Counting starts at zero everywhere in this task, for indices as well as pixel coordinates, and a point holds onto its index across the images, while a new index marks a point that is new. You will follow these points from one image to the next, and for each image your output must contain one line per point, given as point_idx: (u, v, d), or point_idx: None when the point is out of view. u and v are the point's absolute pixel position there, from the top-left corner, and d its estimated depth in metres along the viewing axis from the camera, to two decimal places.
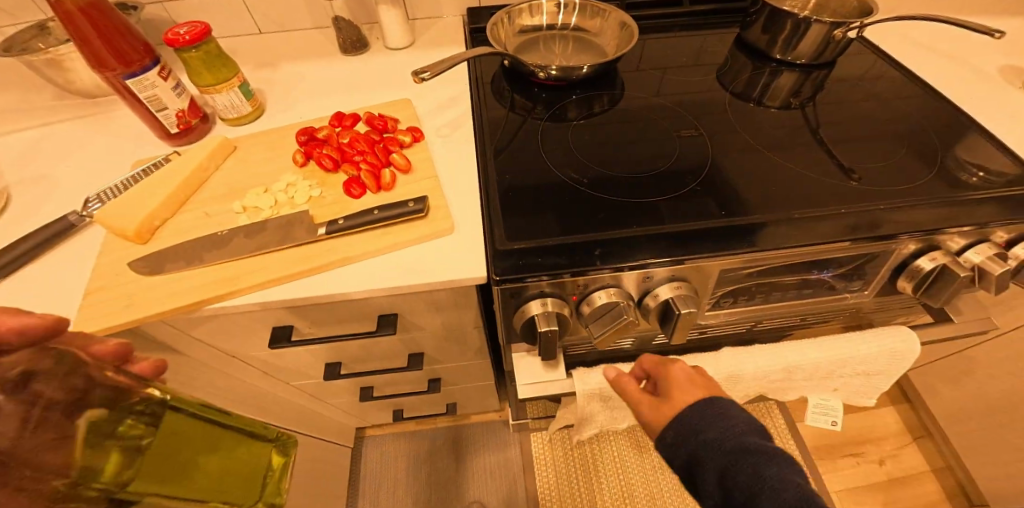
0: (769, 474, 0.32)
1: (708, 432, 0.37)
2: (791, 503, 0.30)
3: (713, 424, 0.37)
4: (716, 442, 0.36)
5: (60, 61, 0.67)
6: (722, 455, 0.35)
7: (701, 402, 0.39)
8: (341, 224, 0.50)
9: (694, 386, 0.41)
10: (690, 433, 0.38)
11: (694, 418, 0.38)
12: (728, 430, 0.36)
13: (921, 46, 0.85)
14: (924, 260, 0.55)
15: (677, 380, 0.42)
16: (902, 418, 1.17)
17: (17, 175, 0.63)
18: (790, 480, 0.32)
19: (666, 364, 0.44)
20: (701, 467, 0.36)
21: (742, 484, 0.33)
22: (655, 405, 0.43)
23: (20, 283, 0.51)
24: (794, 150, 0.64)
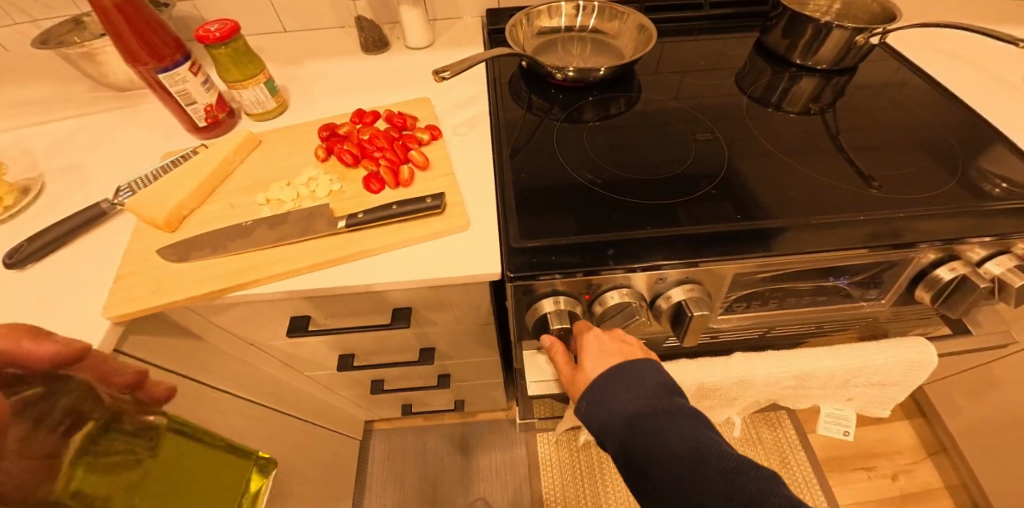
0: (667, 430, 0.39)
1: (620, 398, 0.43)
2: (682, 452, 0.37)
3: (621, 384, 0.44)
4: (626, 402, 0.42)
5: (94, 55, 0.70)
6: (628, 414, 0.41)
7: (612, 369, 0.45)
8: (360, 218, 0.51)
9: (610, 354, 0.47)
10: (604, 395, 0.44)
11: (607, 385, 0.44)
12: (638, 392, 0.43)
13: (946, 53, 0.84)
14: (942, 270, 0.54)
15: (589, 348, 0.48)
16: (917, 433, 1.15)
17: (53, 163, 0.66)
18: (682, 434, 0.38)
19: (585, 334, 0.50)
20: (611, 422, 0.42)
21: (646, 437, 0.39)
22: (574, 370, 0.48)
23: (55, 267, 0.53)
24: (812, 156, 0.64)
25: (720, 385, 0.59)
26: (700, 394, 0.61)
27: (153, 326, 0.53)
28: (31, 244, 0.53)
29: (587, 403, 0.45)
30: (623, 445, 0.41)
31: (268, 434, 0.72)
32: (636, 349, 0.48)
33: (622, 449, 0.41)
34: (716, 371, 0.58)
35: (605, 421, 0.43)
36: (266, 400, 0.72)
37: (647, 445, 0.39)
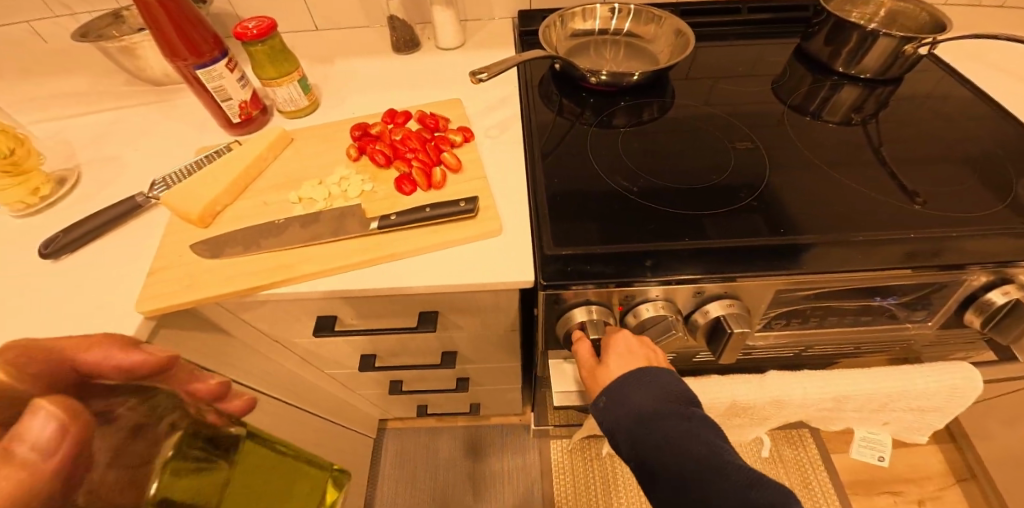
0: (682, 435, 0.38)
1: (635, 399, 0.42)
2: (696, 459, 0.36)
3: (637, 385, 0.42)
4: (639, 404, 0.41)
5: (132, 49, 0.70)
6: (643, 417, 0.40)
7: (633, 371, 0.43)
8: (393, 220, 0.51)
9: (636, 357, 0.45)
10: (618, 395, 0.43)
11: (623, 386, 0.43)
12: (655, 396, 0.41)
13: (996, 65, 0.80)
14: (995, 294, 0.52)
15: (618, 348, 0.46)
16: (947, 459, 1.11)
17: (90, 155, 0.67)
18: (697, 441, 0.37)
19: (613, 333, 0.48)
20: (624, 423, 0.41)
21: (659, 440, 0.39)
22: (597, 367, 0.47)
23: (90, 258, 0.54)
24: (855, 169, 0.62)
25: (753, 403, 0.57)
26: (731, 412, 0.59)
27: (184, 321, 0.53)
28: (68, 234, 0.53)
29: (603, 401, 0.44)
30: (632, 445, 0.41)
31: (288, 431, 0.72)
32: (662, 357, 0.47)
33: (632, 448, 0.41)
34: (749, 390, 0.57)
35: (617, 421, 0.42)
36: (287, 397, 0.72)
37: (657, 448, 0.39)
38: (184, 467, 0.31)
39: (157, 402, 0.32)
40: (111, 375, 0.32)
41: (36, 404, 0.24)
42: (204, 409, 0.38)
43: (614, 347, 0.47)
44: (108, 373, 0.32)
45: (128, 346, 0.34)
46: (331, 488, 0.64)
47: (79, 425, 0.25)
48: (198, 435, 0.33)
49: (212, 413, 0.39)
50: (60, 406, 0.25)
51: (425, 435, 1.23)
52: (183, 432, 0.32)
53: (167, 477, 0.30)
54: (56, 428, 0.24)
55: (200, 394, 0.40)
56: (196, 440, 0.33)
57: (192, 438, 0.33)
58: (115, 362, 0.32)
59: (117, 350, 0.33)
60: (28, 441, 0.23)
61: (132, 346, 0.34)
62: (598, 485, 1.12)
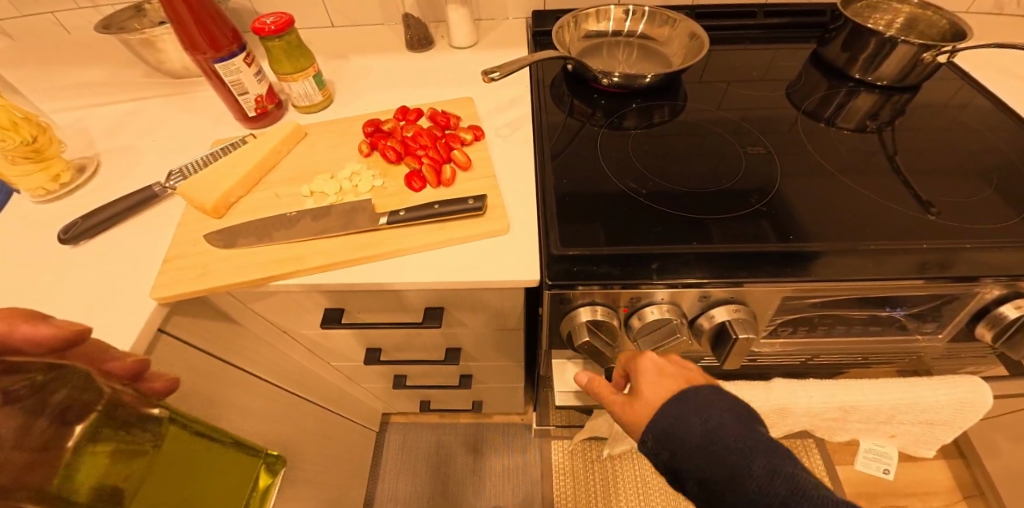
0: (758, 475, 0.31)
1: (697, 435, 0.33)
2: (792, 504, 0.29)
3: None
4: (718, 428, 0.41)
5: (153, 42, 0.72)
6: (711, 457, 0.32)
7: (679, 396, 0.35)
8: (402, 215, 0.51)
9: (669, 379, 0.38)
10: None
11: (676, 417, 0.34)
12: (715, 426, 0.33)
13: (1016, 74, 0.79)
14: (1008, 308, 0.51)
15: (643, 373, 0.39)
16: (954, 474, 1.09)
17: (109, 144, 0.68)
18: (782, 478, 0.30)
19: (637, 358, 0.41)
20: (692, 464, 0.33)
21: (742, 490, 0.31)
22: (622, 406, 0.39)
23: (107, 245, 0.55)
24: (870, 178, 0.61)
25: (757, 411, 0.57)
26: None
27: (196, 309, 0.54)
28: (85, 221, 0.55)
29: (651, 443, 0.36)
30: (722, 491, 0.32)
31: (293, 422, 0.73)
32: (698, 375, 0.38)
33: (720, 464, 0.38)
34: (755, 397, 0.57)
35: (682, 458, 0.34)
36: (293, 387, 0.73)
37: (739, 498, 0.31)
38: (83, 455, 0.38)
39: (69, 382, 0.38)
40: (27, 349, 0.37)
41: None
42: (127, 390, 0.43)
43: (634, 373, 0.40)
44: (16, 345, 0.36)
45: (35, 318, 0.38)
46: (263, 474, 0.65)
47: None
48: (114, 418, 0.41)
49: (129, 393, 0.43)
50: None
51: (427, 430, 1.24)
52: (94, 412, 0.39)
53: (75, 465, 0.38)
54: None
55: (116, 371, 0.43)
56: (118, 427, 0.41)
57: (110, 422, 0.41)
58: (24, 334, 0.37)
59: (24, 322, 0.37)
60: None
61: (38, 318, 0.38)
62: (598, 487, 1.12)
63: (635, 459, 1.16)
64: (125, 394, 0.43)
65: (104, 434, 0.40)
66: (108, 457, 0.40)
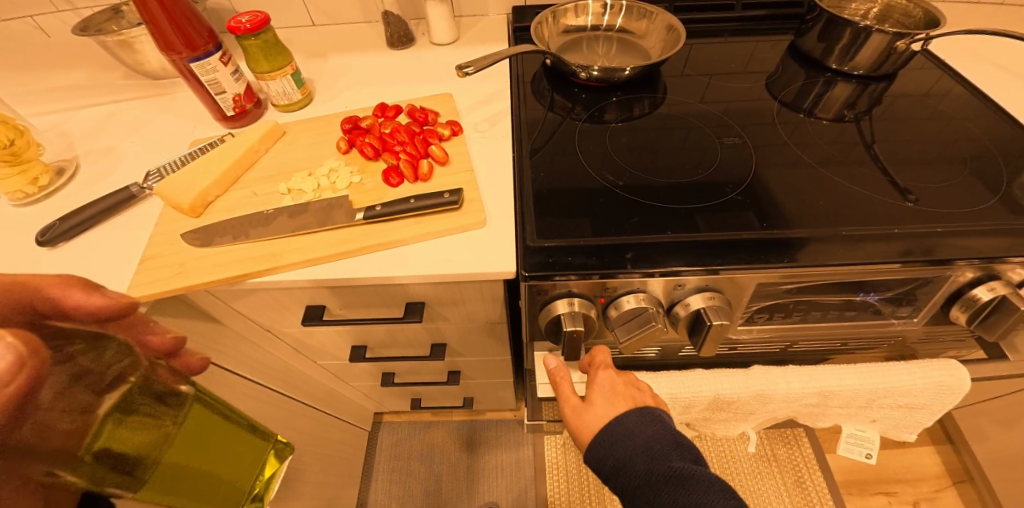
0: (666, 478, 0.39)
1: (623, 453, 0.42)
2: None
3: (630, 426, 0.43)
4: (634, 453, 0.41)
5: (130, 43, 0.72)
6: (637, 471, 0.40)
7: (616, 423, 0.43)
8: (379, 210, 0.52)
9: (620, 398, 0.46)
10: (615, 441, 0.42)
11: (613, 438, 0.43)
12: (637, 450, 0.41)
13: (993, 61, 0.79)
14: (981, 290, 0.52)
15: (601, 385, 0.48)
16: (944, 461, 1.10)
17: (88, 146, 0.68)
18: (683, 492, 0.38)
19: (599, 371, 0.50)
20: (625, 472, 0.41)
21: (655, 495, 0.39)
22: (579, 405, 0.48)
23: (82, 247, 0.55)
24: (845, 165, 0.62)
25: (737, 398, 0.58)
26: (716, 406, 0.60)
27: (176, 309, 0.54)
28: (62, 224, 0.54)
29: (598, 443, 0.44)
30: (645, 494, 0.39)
31: (282, 420, 0.72)
32: (646, 398, 0.48)
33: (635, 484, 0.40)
34: (734, 384, 0.57)
35: (619, 464, 0.42)
36: (280, 387, 0.73)
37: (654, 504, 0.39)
38: (114, 424, 0.38)
39: (100, 357, 0.37)
40: (76, 314, 0.37)
41: (1, 335, 0.29)
42: (155, 367, 0.44)
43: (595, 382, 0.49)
44: (70, 310, 0.37)
45: (89, 287, 0.39)
46: (272, 460, 0.65)
47: (35, 358, 0.31)
48: (145, 392, 0.41)
49: (163, 369, 0.45)
50: (22, 339, 0.30)
51: (420, 428, 1.25)
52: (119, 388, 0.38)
53: (108, 432, 0.37)
54: (13, 360, 0.29)
55: (152, 344, 0.45)
56: (151, 399, 0.42)
57: (139, 396, 0.41)
58: (78, 302, 0.38)
59: (76, 291, 0.38)
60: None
61: (91, 288, 0.39)
62: (590, 482, 1.13)
63: None
64: (157, 369, 0.44)
65: (128, 411, 0.40)
66: (122, 428, 0.39)
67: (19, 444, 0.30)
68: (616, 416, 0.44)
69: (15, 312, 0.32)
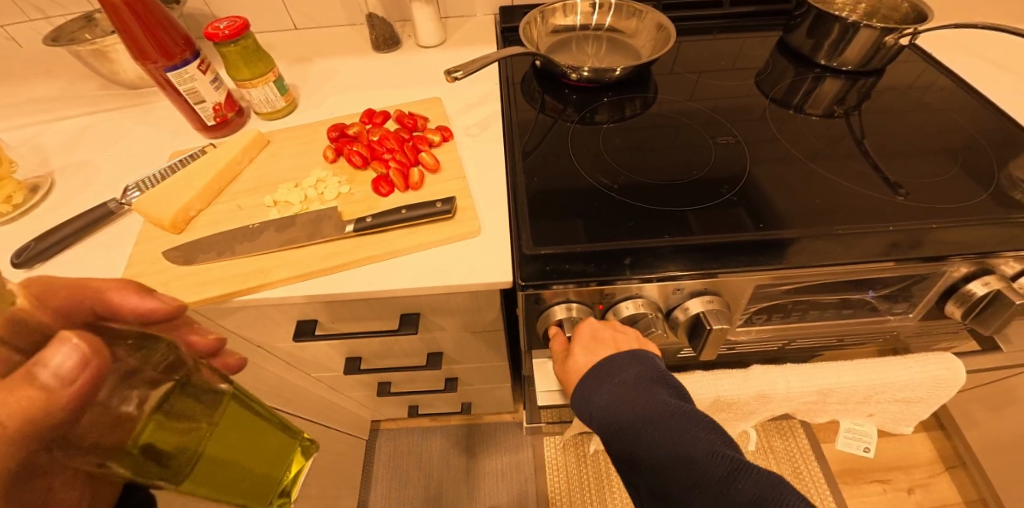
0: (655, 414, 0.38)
1: (609, 393, 0.41)
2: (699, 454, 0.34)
3: (618, 369, 0.42)
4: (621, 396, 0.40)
5: (105, 52, 0.69)
6: (620, 409, 0.40)
7: (600, 365, 0.43)
8: (370, 221, 0.50)
9: (603, 344, 0.45)
10: (601, 383, 0.42)
11: (597, 378, 0.43)
12: (620, 389, 0.41)
13: (977, 54, 0.80)
14: (975, 285, 0.52)
15: (581, 335, 0.47)
16: (936, 447, 1.12)
17: (63, 161, 0.66)
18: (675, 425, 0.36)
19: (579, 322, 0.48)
20: (608, 411, 0.40)
21: (640, 432, 0.37)
22: (567, 361, 0.47)
23: (59, 267, 0.52)
24: (838, 161, 0.61)
25: (737, 398, 0.57)
26: (717, 407, 0.60)
27: None
28: (37, 244, 0.52)
29: (584, 387, 0.43)
30: (631, 436, 0.38)
31: None
32: (631, 338, 0.46)
33: (619, 424, 0.39)
34: (734, 385, 0.57)
35: (603, 406, 0.41)
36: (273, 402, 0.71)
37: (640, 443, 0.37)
38: (159, 421, 0.26)
39: (156, 354, 0.26)
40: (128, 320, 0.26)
41: (63, 332, 0.19)
42: (197, 365, 0.30)
43: (578, 335, 0.47)
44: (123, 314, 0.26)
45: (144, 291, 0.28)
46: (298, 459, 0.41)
47: (102, 360, 0.21)
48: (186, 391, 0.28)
49: (204, 371, 0.30)
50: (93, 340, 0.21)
51: (417, 434, 1.23)
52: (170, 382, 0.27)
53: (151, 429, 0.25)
54: (79, 361, 0.20)
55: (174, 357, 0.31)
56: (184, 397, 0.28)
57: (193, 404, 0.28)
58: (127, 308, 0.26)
59: (126, 292, 0.27)
60: (51, 366, 0.19)
61: (147, 290, 0.28)
62: (591, 482, 1.12)
63: None
64: (197, 371, 0.30)
65: (177, 410, 0.27)
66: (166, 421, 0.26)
67: (65, 447, 0.20)
68: (597, 362, 0.44)
69: (69, 314, 0.24)
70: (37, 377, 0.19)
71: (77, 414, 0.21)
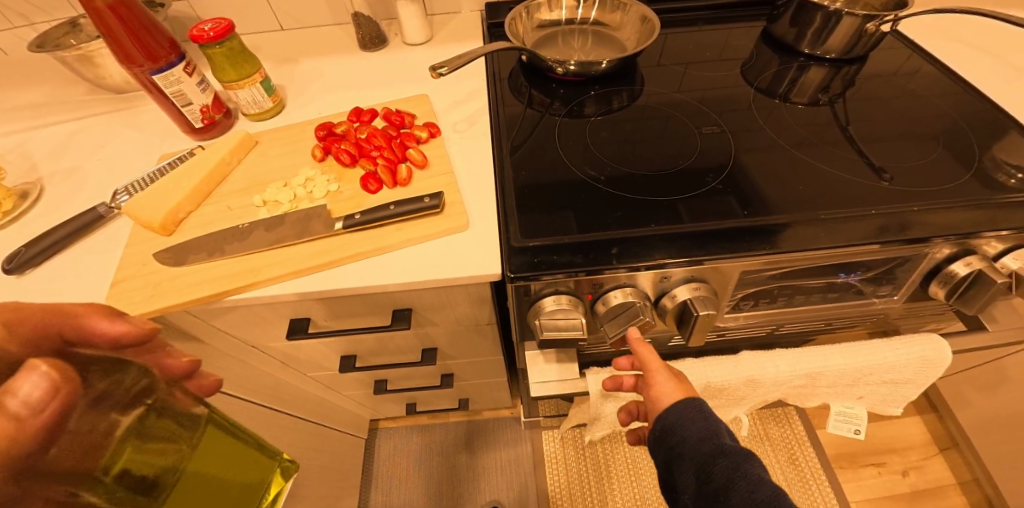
0: (745, 468, 0.38)
1: (690, 437, 0.42)
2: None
3: (699, 416, 0.43)
4: (699, 441, 0.42)
5: (90, 57, 0.69)
6: (702, 452, 0.41)
7: (681, 405, 0.44)
8: (358, 218, 0.50)
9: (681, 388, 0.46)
10: (679, 424, 0.43)
11: (677, 419, 0.44)
12: (706, 435, 0.42)
13: (958, 39, 0.81)
14: (958, 266, 0.53)
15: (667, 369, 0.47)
16: (930, 429, 1.13)
17: (52, 167, 0.65)
18: (760, 476, 0.38)
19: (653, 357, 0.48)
20: (692, 452, 0.42)
21: (721, 479, 0.39)
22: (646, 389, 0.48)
23: (50, 272, 0.52)
24: (822, 148, 0.62)
25: (727, 384, 0.58)
26: (708, 394, 0.60)
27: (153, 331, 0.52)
28: (29, 250, 0.52)
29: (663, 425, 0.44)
30: (711, 479, 0.39)
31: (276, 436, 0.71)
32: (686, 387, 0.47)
33: (696, 467, 0.41)
34: (723, 371, 0.58)
35: (683, 445, 0.43)
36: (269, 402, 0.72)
37: (718, 486, 0.39)
38: (136, 445, 0.27)
39: (129, 380, 0.28)
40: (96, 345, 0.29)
41: (30, 361, 0.22)
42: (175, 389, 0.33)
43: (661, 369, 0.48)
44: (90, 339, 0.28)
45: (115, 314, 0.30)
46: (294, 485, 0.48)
47: (70, 386, 0.23)
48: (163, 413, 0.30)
49: (182, 393, 0.33)
50: (57, 368, 0.23)
51: (416, 432, 1.24)
52: (145, 406, 0.28)
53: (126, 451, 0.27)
54: (48, 387, 0.22)
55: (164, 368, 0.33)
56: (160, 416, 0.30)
57: (165, 424, 0.30)
58: (98, 332, 0.29)
59: (98, 318, 0.29)
60: (19, 395, 0.21)
61: (118, 313, 0.30)
62: (590, 474, 1.13)
63: (624, 443, 1.16)
64: (174, 393, 0.32)
65: (155, 432, 0.29)
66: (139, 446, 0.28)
67: (37, 474, 0.22)
68: (680, 402, 0.45)
69: (39, 343, 0.26)
70: (6, 406, 0.21)
71: (48, 441, 0.22)
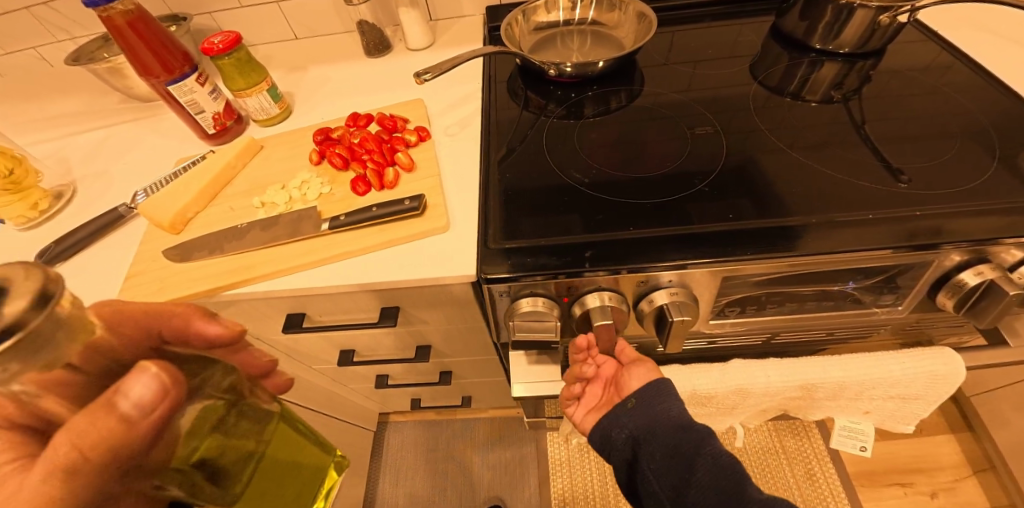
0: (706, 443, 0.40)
1: (655, 414, 0.43)
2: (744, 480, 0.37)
3: (667, 396, 0.44)
4: (666, 421, 0.42)
5: (119, 69, 0.75)
6: (665, 429, 0.42)
7: (653, 385, 0.45)
8: (343, 219, 0.53)
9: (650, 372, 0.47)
10: (648, 404, 0.44)
11: (646, 399, 0.44)
12: (672, 414, 0.43)
13: (991, 29, 0.75)
14: (967, 275, 0.49)
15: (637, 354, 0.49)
16: (964, 449, 1.05)
17: (84, 170, 0.72)
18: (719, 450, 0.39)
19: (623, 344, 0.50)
20: (656, 431, 0.42)
21: (687, 452, 0.40)
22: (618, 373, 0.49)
23: (75, 266, 0.58)
24: (826, 150, 0.59)
25: (714, 393, 0.57)
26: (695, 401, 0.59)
27: None
28: (58, 245, 0.58)
29: (632, 404, 0.44)
30: (675, 456, 0.40)
31: None
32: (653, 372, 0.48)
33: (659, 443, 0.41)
34: (710, 379, 0.56)
35: (649, 423, 0.43)
36: None
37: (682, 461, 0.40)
38: (218, 436, 0.26)
39: (217, 376, 0.27)
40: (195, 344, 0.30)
41: (144, 363, 0.22)
42: (257, 386, 0.32)
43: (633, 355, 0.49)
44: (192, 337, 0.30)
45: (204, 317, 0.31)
46: None
47: (178, 388, 0.23)
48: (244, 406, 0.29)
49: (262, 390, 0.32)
50: (166, 368, 0.23)
51: (425, 427, 1.27)
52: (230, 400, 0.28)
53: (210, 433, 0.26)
54: (158, 389, 0.22)
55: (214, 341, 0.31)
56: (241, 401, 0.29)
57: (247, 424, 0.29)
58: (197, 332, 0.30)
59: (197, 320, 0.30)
60: (132, 397, 0.22)
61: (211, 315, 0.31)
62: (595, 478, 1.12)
63: None
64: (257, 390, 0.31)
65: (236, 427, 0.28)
66: (225, 433, 0.27)
67: (143, 471, 0.24)
68: (650, 382, 0.45)
69: (137, 340, 0.26)
70: (121, 407, 0.21)
71: (153, 440, 0.23)
